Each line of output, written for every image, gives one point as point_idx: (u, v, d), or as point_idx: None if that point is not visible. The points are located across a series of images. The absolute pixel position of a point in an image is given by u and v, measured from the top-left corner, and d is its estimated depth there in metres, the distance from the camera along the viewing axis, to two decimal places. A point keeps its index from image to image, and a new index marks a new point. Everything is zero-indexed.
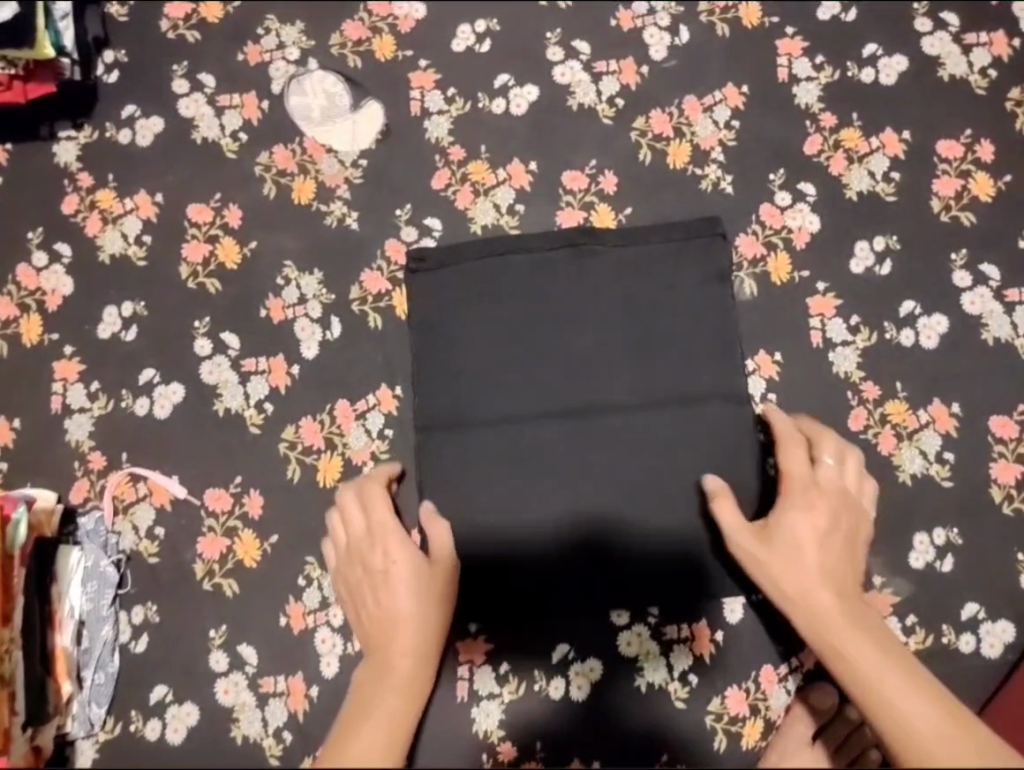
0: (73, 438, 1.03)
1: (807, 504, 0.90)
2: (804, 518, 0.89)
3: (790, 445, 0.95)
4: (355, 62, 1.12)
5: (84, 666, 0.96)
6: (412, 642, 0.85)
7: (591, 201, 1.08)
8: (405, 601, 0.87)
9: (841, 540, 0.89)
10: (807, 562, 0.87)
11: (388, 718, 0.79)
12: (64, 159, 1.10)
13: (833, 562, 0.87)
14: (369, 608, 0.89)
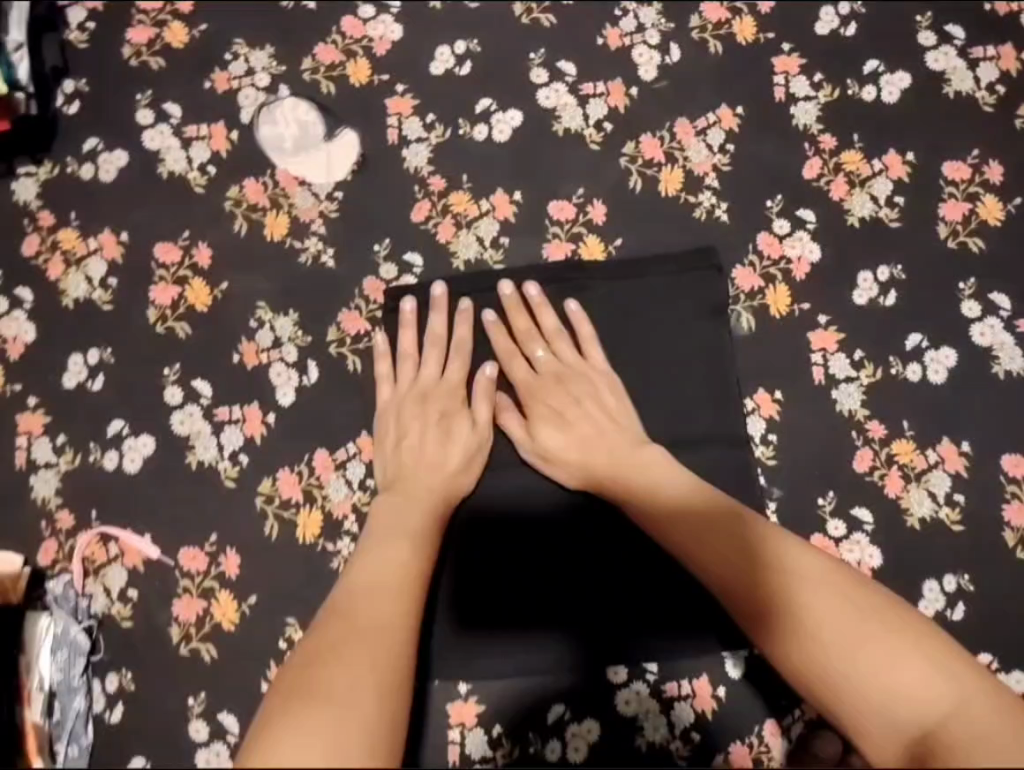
0: (39, 495, 0.98)
1: (547, 401, 0.96)
2: (557, 428, 0.95)
3: (508, 358, 0.98)
4: (328, 88, 1.06)
5: (56, 740, 0.90)
6: (403, 546, 0.83)
7: (580, 232, 1.03)
8: (395, 519, 0.86)
9: (606, 429, 0.94)
10: (594, 462, 0.92)
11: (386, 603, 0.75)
12: (23, 198, 1.04)
13: (629, 465, 0.91)
14: (412, 492, 0.90)
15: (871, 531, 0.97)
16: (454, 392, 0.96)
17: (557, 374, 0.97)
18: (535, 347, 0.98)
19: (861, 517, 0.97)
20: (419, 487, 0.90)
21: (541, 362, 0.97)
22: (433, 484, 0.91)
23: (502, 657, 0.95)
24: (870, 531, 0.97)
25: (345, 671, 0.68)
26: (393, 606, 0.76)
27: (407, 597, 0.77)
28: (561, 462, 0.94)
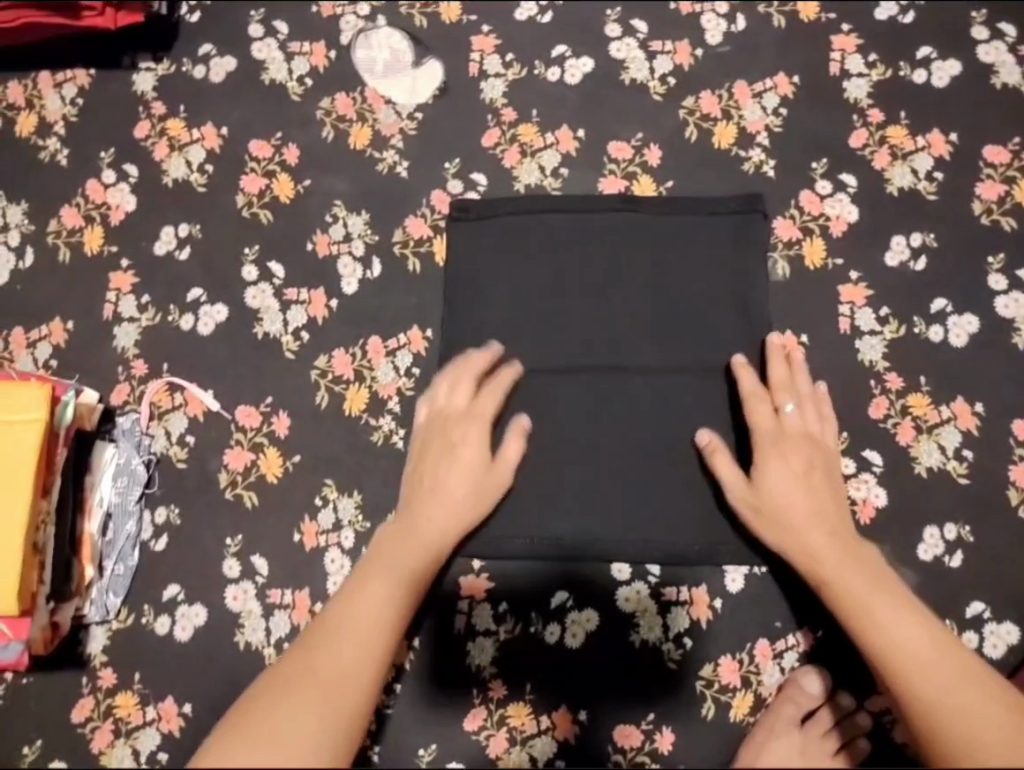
0: (119, 345, 1.09)
1: (786, 454, 0.98)
2: (782, 467, 0.97)
3: (755, 402, 1.00)
4: (421, 22, 1.17)
5: (106, 556, 1.01)
6: (394, 579, 0.90)
7: (634, 171, 1.12)
8: (395, 553, 0.93)
9: (822, 483, 0.97)
10: (800, 516, 0.95)
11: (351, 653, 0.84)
12: (141, 88, 1.17)
13: (841, 555, 0.93)
14: (416, 518, 0.95)
15: (879, 473, 1.03)
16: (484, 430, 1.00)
17: (803, 433, 0.99)
18: (785, 399, 1.00)
19: (870, 459, 1.03)
20: (423, 520, 0.95)
21: (796, 427, 0.99)
22: (450, 524, 0.96)
23: (521, 579, 1.03)
24: (877, 473, 1.03)
25: (295, 711, 0.76)
26: (356, 645, 0.84)
27: (387, 628, 0.87)
28: (775, 522, 0.96)
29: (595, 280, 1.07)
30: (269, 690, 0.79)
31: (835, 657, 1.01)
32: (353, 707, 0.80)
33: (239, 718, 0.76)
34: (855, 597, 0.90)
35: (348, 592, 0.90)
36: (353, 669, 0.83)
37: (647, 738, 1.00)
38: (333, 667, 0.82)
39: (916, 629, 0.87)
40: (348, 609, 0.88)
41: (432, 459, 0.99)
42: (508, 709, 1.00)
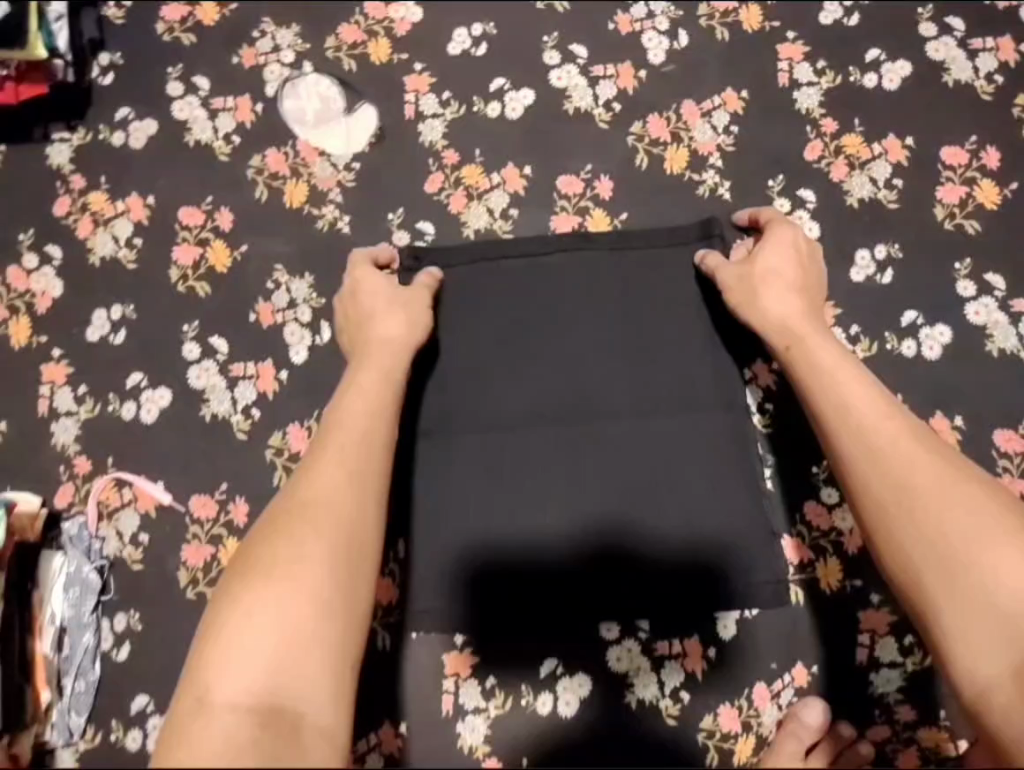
0: (59, 442, 1.02)
1: (782, 244, 0.97)
2: (779, 255, 0.97)
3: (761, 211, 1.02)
4: (350, 65, 1.10)
5: (64, 674, 0.95)
6: (365, 396, 0.87)
7: (587, 206, 1.07)
8: (364, 378, 0.89)
9: (806, 283, 0.96)
10: (772, 301, 0.94)
11: (336, 489, 0.77)
12: (57, 162, 1.09)
13: (815, 351, 0.89)
14: (366, 341, 0.93)
15: None
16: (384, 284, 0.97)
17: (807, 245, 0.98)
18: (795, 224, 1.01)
19: None
20: (375, 342, 0.93)
21: (783, 236, 0.98)
22: (395, 350, 0.92)
23: (507, 650, 0.98)
24: None
25: (293, 549, 0.72)
26: (344, 464, 0.79)
27: (371, 443, 0.82)
28: (764, 316, 0.94)
29: (554, 326, 1.02)
30: (265, 534, 0.74)
31: (835, 695, 0.97)
32: (357, 518, 0.75)
33: (241, 571, 0.72)
34: (828, 396, 0.86)
35: (327, 418, 0.85)
36: (341, 493, 0.77)
37: None
38: (321, 500, 0.76)
39: (881, 420, 0.83)
40: (325, 440, 0.82)
41: (359, 304, 0.97)
42: None
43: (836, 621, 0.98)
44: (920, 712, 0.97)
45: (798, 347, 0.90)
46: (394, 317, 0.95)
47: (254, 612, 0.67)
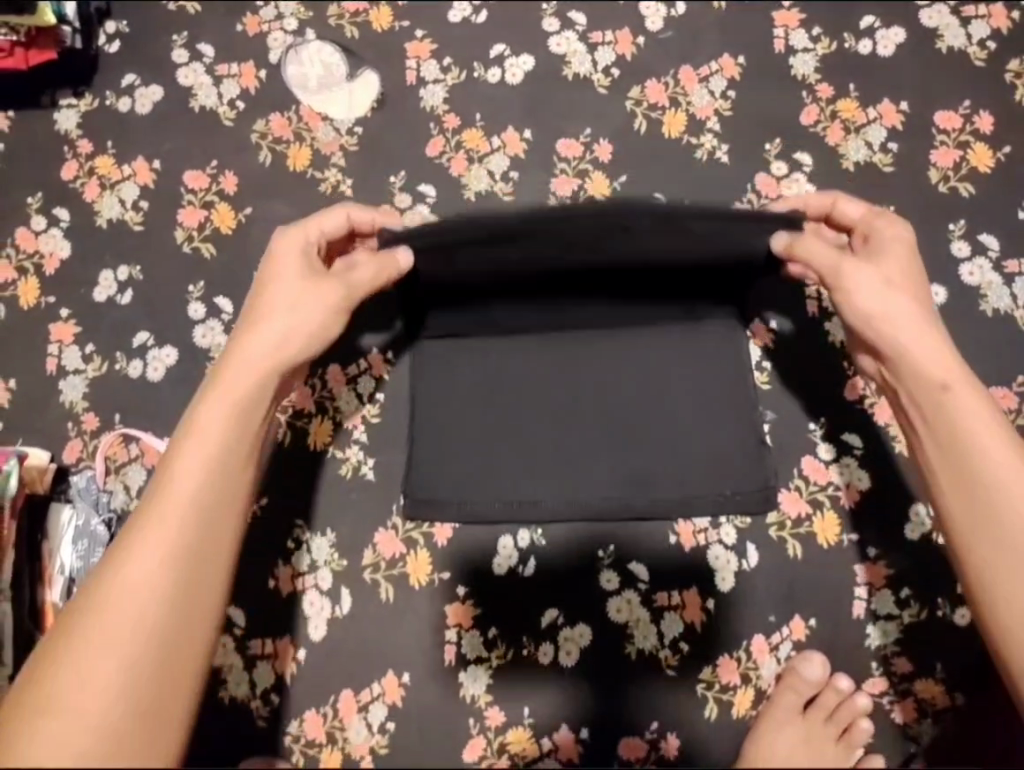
0: (67, 399, 1.04)
1: (905, 254, 0.84)
2: (897, 264, 0.83)
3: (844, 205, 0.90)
4: (352, 33, 1.12)
5: None
6: (193, 446, 0.76)
7: (586, 169, 1.08)
8: (198, 415, 0.77)
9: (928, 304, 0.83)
10: (903, 312, 0.81)
11: (151, 583, 0.71)
12: (65, 127, 1.11)
13: (955, 397, 0.79)
14: (238, 362, 0.79)
15: (859, 455, 1.02)
16: (288, 281, 0.83)
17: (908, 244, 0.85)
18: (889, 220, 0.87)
19: (850, 442, 1.02)
20: (236, 362, 0.79)
21: (892, 236, 0.85)
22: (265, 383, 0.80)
23: (510, 604, 1.00)
24: (858, 455, 1.02)
25: (97, 656, 0.69)
26: (153, 547, 0.72)
27: (189, 520, 0.73)
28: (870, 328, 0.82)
29: None
30: (69, 628, 0.71)
31: (831, 645, 0.99)
32: (160, 621, 0.71)
33: (46, 662, 0.71)
34: (974, 454, 0.78)
35: (161, 472, 0.75)
36: (157, 583, 0.71)
37: (652, 747, 0.97)
38: (133, 591, 0.71)
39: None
40: (147, 506, 0.74)
41: (269, 305, 0.82)
42: (508, 736, 0.98)
43: (832, 575, 1.00)
44: (915, 664, 0.99)
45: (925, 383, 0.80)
46: (291, 322, 0.81)
47: (45, 728, 0.66)
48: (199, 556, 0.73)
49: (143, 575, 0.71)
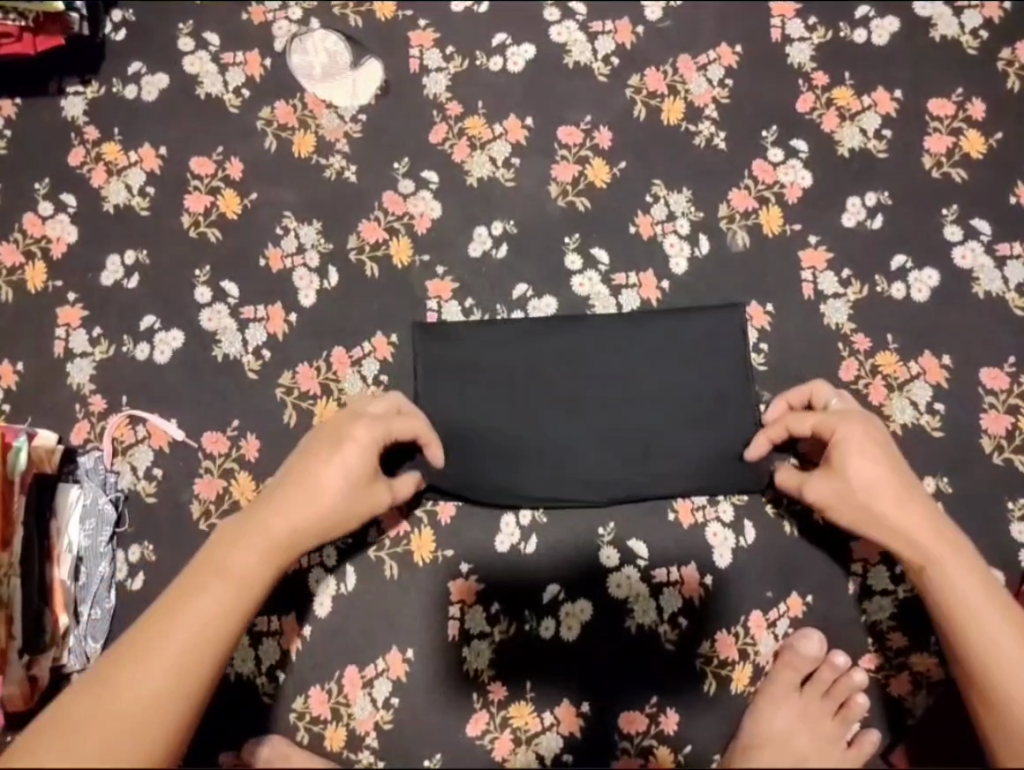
0: (74, 381, 1.05)
1: (873, 442, 0.90)
2: (871, 461, 0.90)
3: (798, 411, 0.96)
4: (356, 22, 1.14)
5: (81, 602, 0.99)
6: (217, 589, 0.82)
7: (586, 155, 1.10)
8: (225, 556, 0.84)
9: (902, 479, 0.90)
10: (882, 508, 0.89)
11: (140, 704, 0.76)
12: (72, 114, 1.12)
13: (940, 555, 0.87)
14: (274, 526, 0.85)
15: None
16: (306, 483, 0.87)
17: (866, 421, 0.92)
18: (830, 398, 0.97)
19: None
20: (273, 514, 0.86)
21: (852, 429, 0.90)
22: (273, 546, 0.85)
23: (512, 581, 1.02)
24: None
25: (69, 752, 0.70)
26: (159, 673, 0.78)
27: (190, 654, 0.79)
28: (843, 509, 0.91)
29: None
30: (42, 735, 0.73)
31: (827, 621, 1.01)
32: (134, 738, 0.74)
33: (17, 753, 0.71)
34: (959, 599, 0.87)
35: (167, 605, 0.81)
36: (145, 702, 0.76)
37: (652, 721, 0.99)
38: (121, 704, 0.75)
39: (1004, 627, 0.86)
40: (160, 628, 0.80)
41: (280, 510, 0.86)
42: (510, 710, 0.99)
43: (829, 551, 1.02)
44: (910, 638, 1.00)
45: (912, 548, 0.89)
46: (315, 519, 0.87)
47: None
48: (185, 691, 0.78)
49: (146, 698, 0.77)
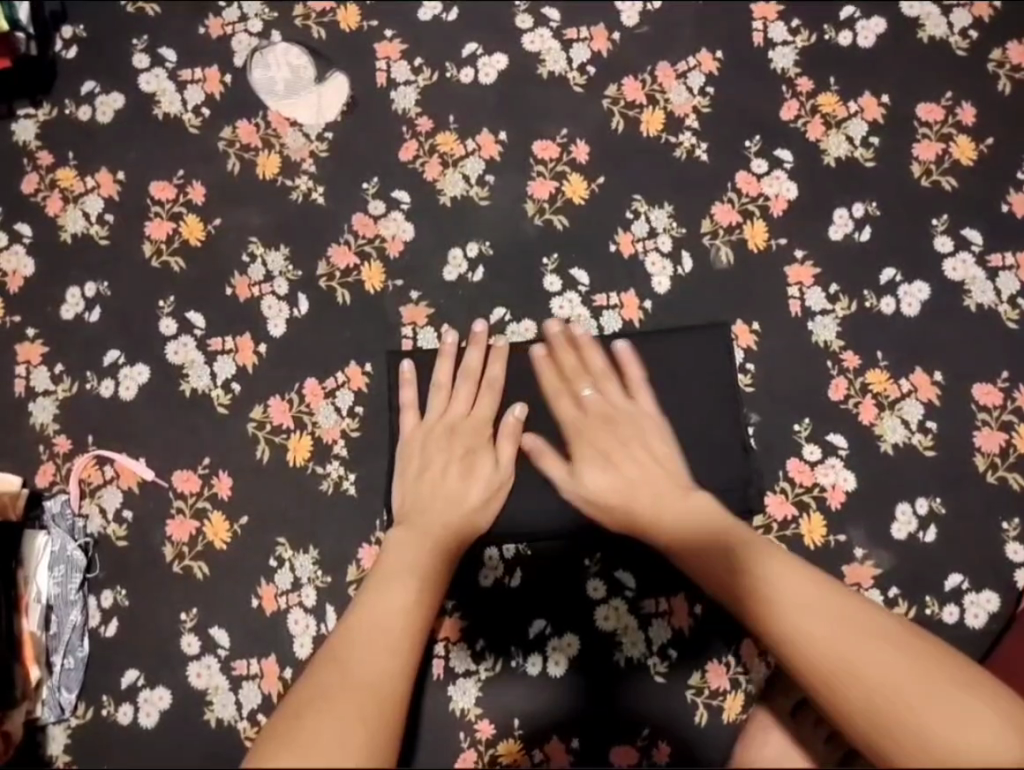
0: (37, 422, 1.01)
1: (588, 438, 0.93)
2: (603, 470, 0.91)
3: (553, 393, 0.96)
4: (319, 34, 1.09)
5: (53, 651, 0.96)
6: (410, 583, 0.80)
7: (563, 170, 1.06)
8: (404, 555, 0.83)
9: (646, 463, 0.91)
10: (638, 505, 0.88)
11: (378, 677, 0.69)
12: (22, 138, 1.07)
13: (690, 517, 0.85)
14: (426, 523, 0.87)
15: (845, 456, 1.01)
16: (449, 493, 0.91)
17: (601, 412, 0.94)
18: (582, 384, 0.96)
19: (835, 443, 1.01)
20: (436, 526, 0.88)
21: (590, 405, 0.95)
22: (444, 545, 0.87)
23: (497, 616, 1.00)
24: (844, 456, 1.01)
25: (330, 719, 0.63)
26: (389, 655, 0.72)
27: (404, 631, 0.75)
28: (603, 507, 0.90)
29: None
30: (286, 716, 0.64)
31: None
32: (387, 701, 0.67)
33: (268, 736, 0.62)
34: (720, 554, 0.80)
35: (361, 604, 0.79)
36: (376, 673, 0.70)
37: (643, 755, 0.97)
38: (361, 676, 0.69)
39: (786, 578, 0.75)
40: (357, 621, 0.76)
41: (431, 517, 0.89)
42: (498, 748, 0.97)
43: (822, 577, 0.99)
44: None
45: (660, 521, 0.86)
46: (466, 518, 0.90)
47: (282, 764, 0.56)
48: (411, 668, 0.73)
49: (379, 671, 0.70)
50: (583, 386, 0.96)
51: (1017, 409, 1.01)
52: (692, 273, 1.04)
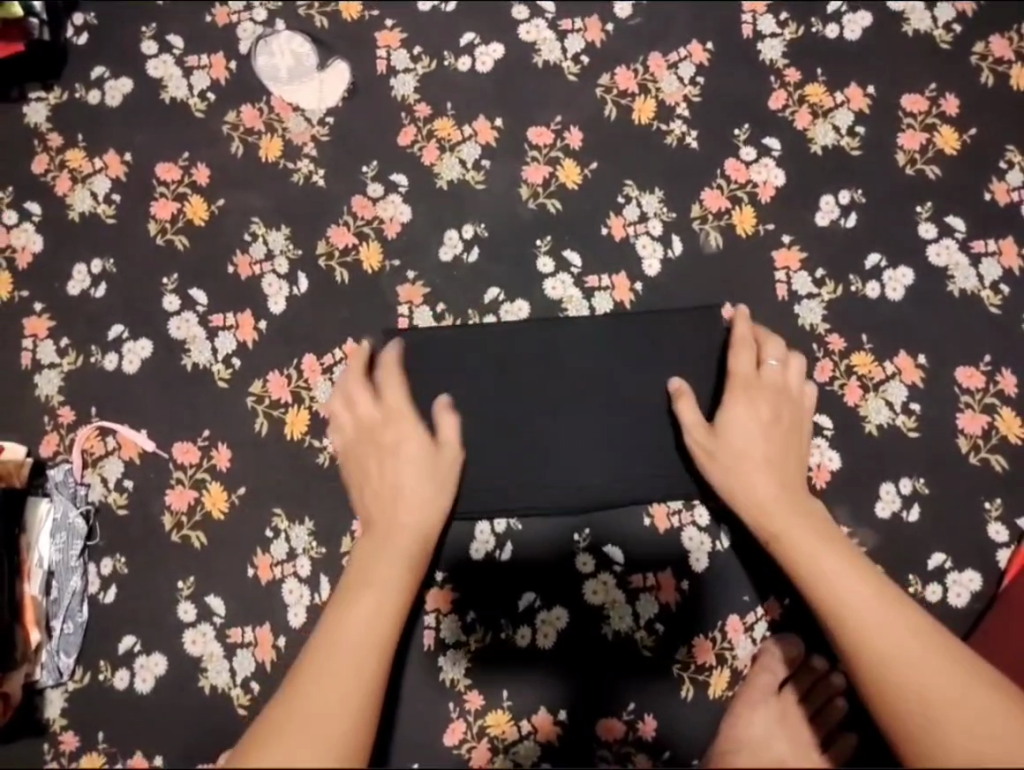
0: (43, 393, 1.04)
1: (751, 401, 0.97)
2: (747, 432, 0.96)
3: (740, 347, 1.00)
4: (321, 23, 1.12)
5: (53, 616, 0.99)
6: (394, 571, 0.87)
7: (557, 156, 1.09)
8: (384, 550, 0.89)
9: (795, 443, 0.97)
10: (761, 474, 0.94)
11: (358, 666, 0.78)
12: (34, 121, 1.10)
13: (782, 499, 0.93)
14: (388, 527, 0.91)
15: (830, 436, 1.03)
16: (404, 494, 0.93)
17: (777, 386, 0.98)
18: (773, 353, 1.00)
19: (821, 423, 1.03)
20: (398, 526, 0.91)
21: (740, 369, 0.99)
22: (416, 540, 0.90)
23: (487, 588, 1.02)
24: (829, 437, 1.03)
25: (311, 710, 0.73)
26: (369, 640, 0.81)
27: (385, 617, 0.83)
28: (723, 464, 0.96)
29: None
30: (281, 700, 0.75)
31: (804, 625, 1.01)
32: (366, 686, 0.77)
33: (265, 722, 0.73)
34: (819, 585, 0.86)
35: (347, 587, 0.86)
36: (356, 660, 0.79)
37: (630, 728, 0.99)
38: (343, 664, 0.78)
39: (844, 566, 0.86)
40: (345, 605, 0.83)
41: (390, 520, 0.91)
42: (487, 719, 0.99)
43: None
44: None
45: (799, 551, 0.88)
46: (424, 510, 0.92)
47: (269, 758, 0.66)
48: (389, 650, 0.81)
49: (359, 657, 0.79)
50: (765, 351, 1.00)
51: (999, 392, 1.03)
52: (681, 257, 1.07)
